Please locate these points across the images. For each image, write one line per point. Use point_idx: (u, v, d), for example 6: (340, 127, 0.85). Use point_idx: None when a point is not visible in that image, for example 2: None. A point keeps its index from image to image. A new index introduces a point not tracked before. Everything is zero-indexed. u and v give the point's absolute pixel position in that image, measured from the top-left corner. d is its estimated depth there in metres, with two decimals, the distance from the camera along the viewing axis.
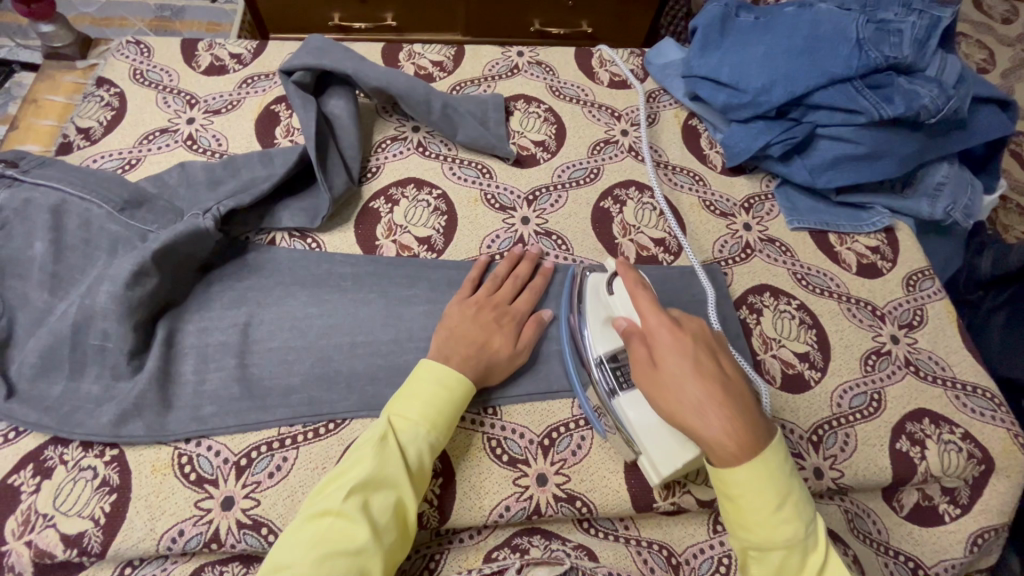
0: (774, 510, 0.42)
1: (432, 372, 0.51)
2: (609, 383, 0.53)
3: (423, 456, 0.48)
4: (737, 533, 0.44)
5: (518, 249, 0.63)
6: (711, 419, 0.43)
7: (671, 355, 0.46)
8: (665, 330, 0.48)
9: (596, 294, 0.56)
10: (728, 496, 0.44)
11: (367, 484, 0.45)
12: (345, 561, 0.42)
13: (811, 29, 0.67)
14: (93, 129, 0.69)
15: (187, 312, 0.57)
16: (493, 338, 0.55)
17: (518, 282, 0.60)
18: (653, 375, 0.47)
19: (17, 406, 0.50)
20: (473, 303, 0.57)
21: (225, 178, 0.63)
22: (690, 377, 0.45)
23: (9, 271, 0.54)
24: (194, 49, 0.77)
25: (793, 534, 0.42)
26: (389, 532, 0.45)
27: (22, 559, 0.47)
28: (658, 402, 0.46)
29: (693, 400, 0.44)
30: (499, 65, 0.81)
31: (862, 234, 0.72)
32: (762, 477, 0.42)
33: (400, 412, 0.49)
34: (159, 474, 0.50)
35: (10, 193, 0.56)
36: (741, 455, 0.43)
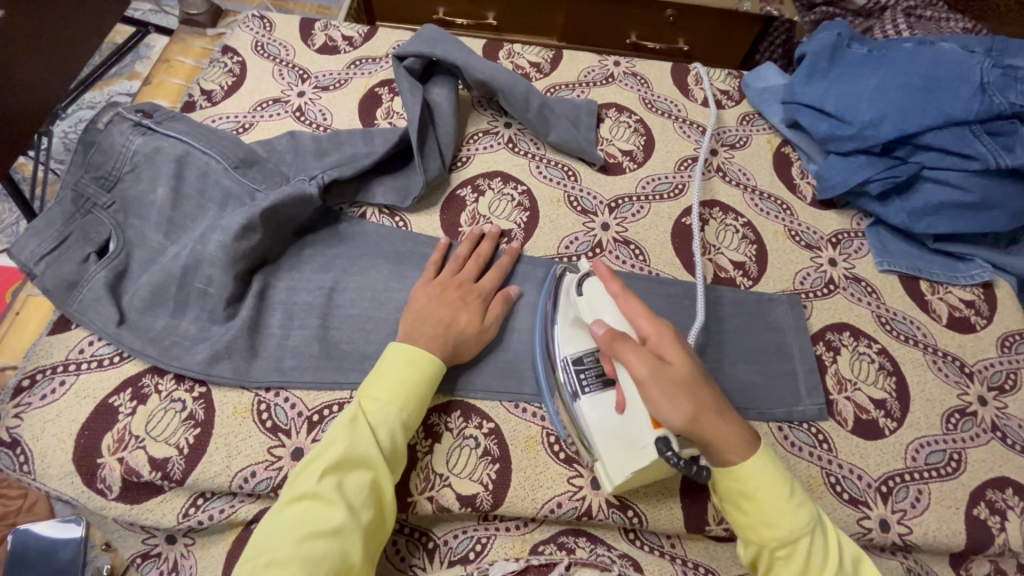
0: (788, 495, 0.43)
1: (398, 355, 0.51)
2: (573, 386, 0.52)
3: (395, 435, 0.49)
4: (756, 535, 0.44)
5: (474, 231, 0.64)
6: (674, 400, 0.43)
7: (675, 351, 0.46)
8: (663, 331, 0.47)
9: (568, 297, 0.55)
10: (741, 492, 0.44)
11: (340, 465, 0.46)
12: (324, 542, 0.43)
13: (930, 67, 0.64)
14: (215, 92, 0.74)
15: (280, 270, 0.60)
16: (459, 315, 0.55)
17: (480, 261, 0.61)
18: (664, 372, 0.44)
19: (126, 333, 0.55)
20: (437, 284, 0.58)
21: (330, 149, 0.66)
22: (695, 372, 0.45)
23: (132, 211, 0.59)
24: (311, 28, 0.82)
25: (809, 515, 0.43)
26: (367, 510, 0.45)
27: (113, 473, 0.50)
28: (675, 405, 0.43)
29: (703, 397, 0.44)
30: (595, 72, 0.81)
31: (957, 286, 0.68)
32: (767, 462, 0.44)
33: (371, 393, 0.50)
34: (239, 416, 0.53)
35: (144, 140, 0.61)
36: (746, 446, 0.44)
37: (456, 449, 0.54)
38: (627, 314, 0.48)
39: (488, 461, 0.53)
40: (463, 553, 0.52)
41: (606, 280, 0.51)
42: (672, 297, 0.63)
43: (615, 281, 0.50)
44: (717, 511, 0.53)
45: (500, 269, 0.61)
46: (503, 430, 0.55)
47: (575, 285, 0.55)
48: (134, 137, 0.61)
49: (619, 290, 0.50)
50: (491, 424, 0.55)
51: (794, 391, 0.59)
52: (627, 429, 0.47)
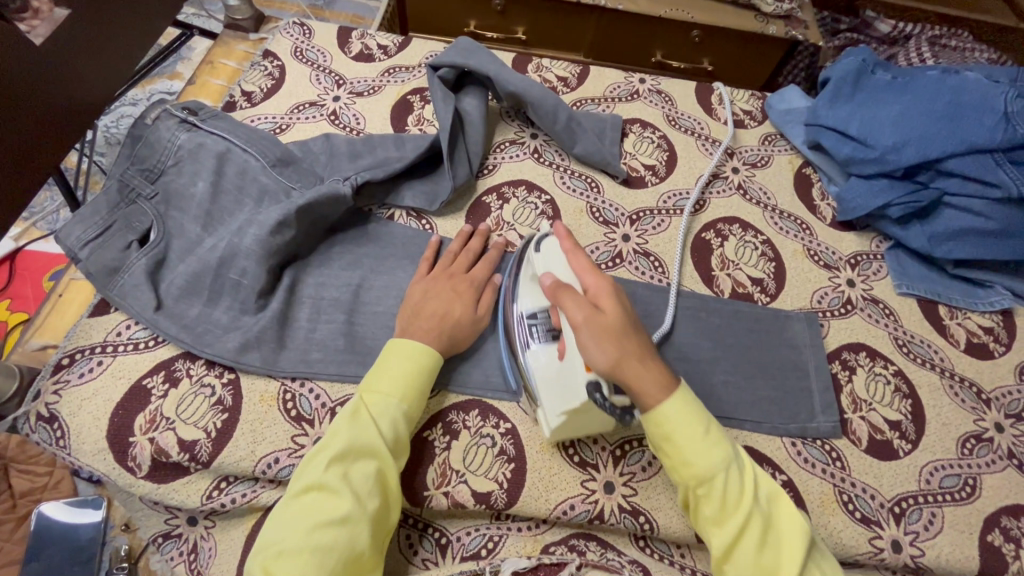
0: (703, 434, 0.46)
1: (397, 350, 0.53)
2: (524, 337, 0.55)
3: (397, 426, 0.50)
4: (680, 474, 0.46)
5: (464, 228, 0.65)
6: (601, 345, 0.46)
7: (611, 304, 0.48)
8: (602, 283, 0.50)
9: (528, 257, 0.57)
10: (660, 431, 0.46)
11: (343, 456, 0.47)
12: (333, 530, 0.44)
13: (955, 95, 0.65)
14: (255, 94, 0.77)
15: (310, 266, 0.63)
16: (453, 306, 0.57)
17: (470, 253, 0.63)
18: (596, 317, 0.47)
19: (163, 318, 0.57)
20: (430, 277, 0.60)
21: (363, 152, 0.69)
22: (625, 322, 0.48)
23: (173, 203, 0.62)
24: (348, 36, 0.85)
25: (724, 455, 0.46)
26: (373, 498, 0.47)
27: (143, 452, 0.52)
28: (601, 347, 0.46)
29: (629, 344, 0.47)
30: (621, 88, 0.84)
31: (976, 312, 0.69)
32: (688, 403, 0.47)
33: (371, 387, 0.52)
34: (266, 404, 0.55)
35: (188, 137, 0.64)
36: (664, 387, 0.46)
37: (473, 447, 0.55)
38: (575, 269, 0.51)
39: (504, 460, 0.54)
40: (475, 550, 0.53)
41: (562, 238, 0.54)
42: (690, 310, 0.64)
43: (569, 240, 0.54)
44: None
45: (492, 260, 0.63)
46: (520, 431, 0.56)
47: (535, 244, 0.57)
48: (179, 133, 0.64)
49: (570, 247, 0.53)
50: (508, 425, 0.56)
51: (808, 408, 0.60)
52: (565, 374, 0.49)
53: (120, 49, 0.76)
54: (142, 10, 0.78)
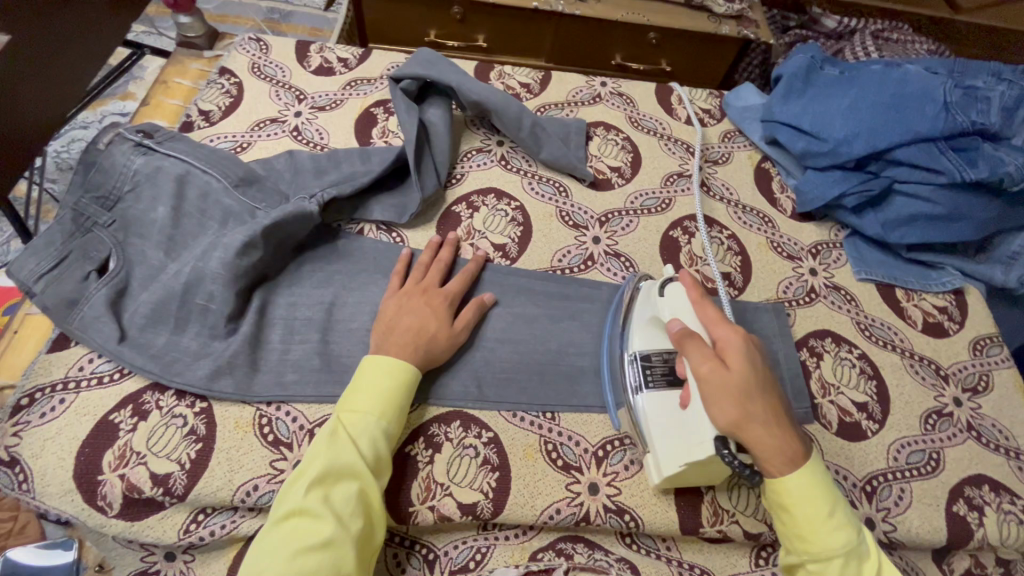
0: (826, 515, 0.46)
1: (372, 366, 0.53)
2: (637, 379, 0.55)
3: (378, 444, 0.50)
4: (794, 547, 0.48)
5: (448, 237, 0.66)
6: (724, 407, 0.47)
7: (739, 360, 0.49)
8: (733, 338, 0.50)
9: (649, 299, 0.58)
10: (784, 507, 0.48)
11: (323, 479, 0.46)
12: (316, 555, 0.43)
13: (898, 88, 0.69)
14: (213, 113, 0.75)
15: (280, 286, 0.61)
16: (427, 323, 0.56)
17: (442, 267, 0.63)
18: (721, 374, 0.48)
19: (126, 349, 0.55)
20: (404, 291, 0.59)
21: (328, 168, 0.68)
22: (752, 382, 0.48)
23: (133, 229, 0.60)
24: (307, 50, 0.84)
25: (847, 540, 0.46)
26: (357, 519, 0.46)
27: (114, 490, 0.50)
28: (723, 408, 0.47)
29: (753, 405, 0.47)
30: (583, 92, 0.85)
31: (931, 293, 0.72)
32: (813, 480, 0.47)
33: (349, 407, 0.51)
34: (241, 430, 0.54)
35: (145, 160, 0.62)
36: (791, 459, 0.47)
37: (455, 459, 0.55)
38: (704, 320, 0.52)
39: (488, 469, 0.54)
40: (463, 563, 0.53)
41: (690, 287, 0.55)
42: None
43: (697, 289, 0.54)
44: (710, 514, 0.55)
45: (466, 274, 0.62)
46: (502, 439, 0.56)
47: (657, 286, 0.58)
48: (134, 157, 0.62)
49: (698, 297, 0.53)
50: (490, 434, 0.56)
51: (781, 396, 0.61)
52: (687, 424, 0.50)
53: (60, 69, 0.74)
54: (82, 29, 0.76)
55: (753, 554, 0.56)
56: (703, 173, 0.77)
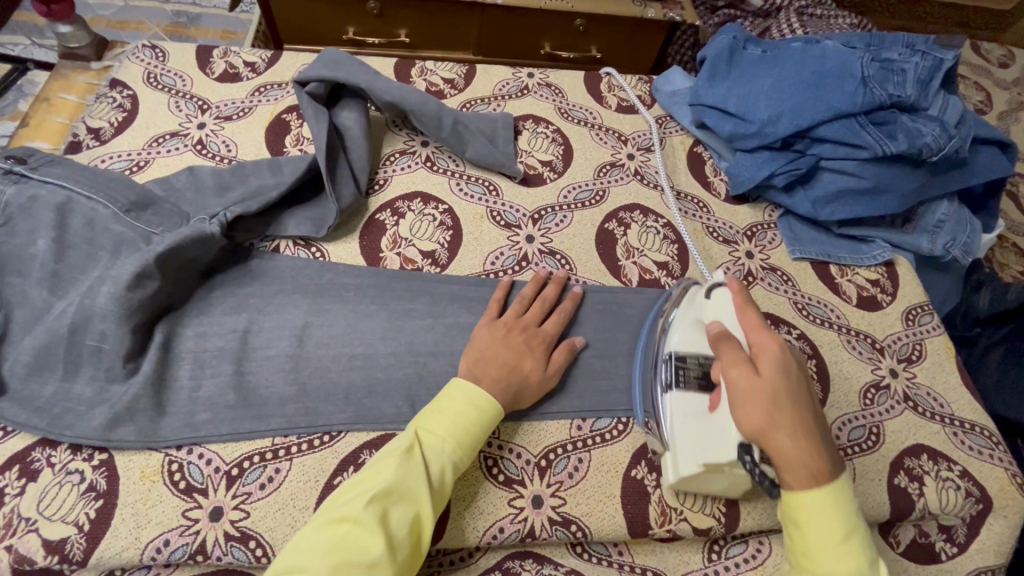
0: (840, 539, 0.42)
1: (460, 392, 0.51)
2: (666, 377, 0.52)
3: (446, 473, 0.48)
4: (798, 562, 0.44)
5: (541, 273, 0.63)
6: (749, 409, 0.44)
7: (773, 368, 0.46)
8: (770, 344, 0.47)
9: (692, 301, 0.57)
10: (794, 519, 0.44)
11: (386, 494, 0.45)
12: (357, 573, 0.41)
13: (817, 64, 0.69)
14: (104, 130, 0.69)
15: (186, 317, 0.56)
16: (523, 360, 0.54)
17: (546, 304, 0.60)
18: (749, 379, 0.45)
19: (7, 404, 0.49)
20: (501, 325, 0.57)
21: (233, 184, 0.63)
22: (787, 393, 0.45)
23: (9, 267, 0.54)
24: (209, 56, 0.78)
25: (859, 565, 0.42)
26: (403, 548, 0.44)
27: (1, 564, 0.45)
28: (749, 411, 0.44)
29: (784, 416, 0.44)
30: (510, 85, 0.82)
31: (863, 266, 0.73)
32: (833, 499, 0.43)
33: (429, 425, 0.49)
34: (148, 481, 0.49)
35: (17, 189, 0.55)
36: (817, 475, 0.43)
37: None
38: (743, 325, 0.49)
39: None
40: None
41: (734, 291, 0.52)
42: (599, 303, 0.64)
43: (742, 293, 0.51)
44: (659, 514, 0.53)
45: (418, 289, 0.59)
46: None
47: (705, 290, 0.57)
48: (4, 186, 0.55)
49: (741, 301, 0.51)
50: None
51: None
52: (715, 428, 0.48)
53: None
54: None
55: (705, 549, 0.55)
56: (642, 162, 0.76)
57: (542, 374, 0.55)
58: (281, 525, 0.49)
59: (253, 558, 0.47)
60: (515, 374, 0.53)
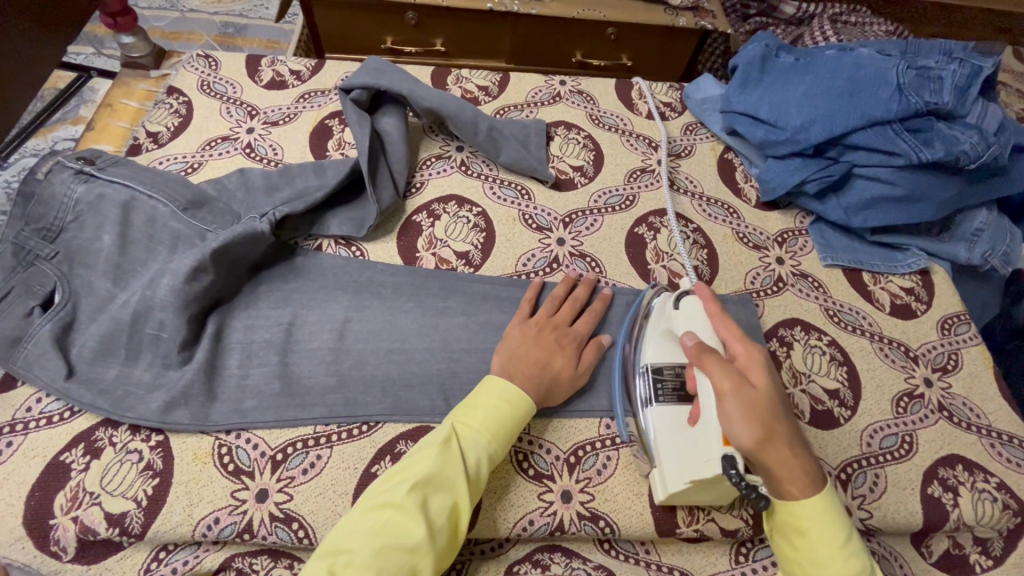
0: (844, 543, 0.43)
1: (495, 388, 0.52)
2: (646, 393, 0.55)
3: (482, 465, 0.49)
4: (803, 570, 0.45)
5: (571, 275, 0.65)
6: (746, 426, 0.45)
7: (761, 377, 0.48)
8: (752, 354, 0.49)
9: (663, 309, 0.58)
10: (796, 531, 0.45)
11: (427, 483, 0.46)
12: (399, 556, 0.43)
13: (851, 72, 0.69)
14: (161, 134, 0.73)
15: (236, 309, 0.60)
16: (554, 358, 0.56)
17: (577, 304, 0.62)
18: (746, 391, 0.46)
19: (75, 386, 0.53)
20: (534, 324, 0.58)
21: (281, 185, 0.67)
22: (775, 401, 0.47)
23: (77, 260, 0.58)
24: (257, 64, 0.82)
25: (860, 568, 0.43)
26: (443, 534, 0.46)
27: (67, 534, 0.49)
28: (746, 424, 0.45)
29: (777, 426, 0.45)
30: (542, 92, 0.84)
31: (896, 275, 0.72)
32: (829, 508, 0.44)
33: (465, 418, 0.51)
34: (200, 462, 0.52)
35: (86, 187, 0.60)
36: (811, 483, 0.45)
37: None
38: (721, 335, 0.51)
39: None
40: None
41: (706, 300, 0.54)
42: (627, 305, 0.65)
43: (715, 303, 0.53)
44: (686, 513, 0.54)
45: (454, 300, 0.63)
46: None
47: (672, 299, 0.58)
48: (75, 185, 0.60)
49: (716, 311, 0.53)
50: None
51: None
52: (697, 439, 0.49)
53: None
54: (16, 54, 0.75)
55: (732, 552, 0.55)
56: (672, 168, 0.77)
57: (572, 372, 0.56)
58: (321, 508, 0.51)
59: (296, 539, 0.50)
60: (545, 372, 0.55)
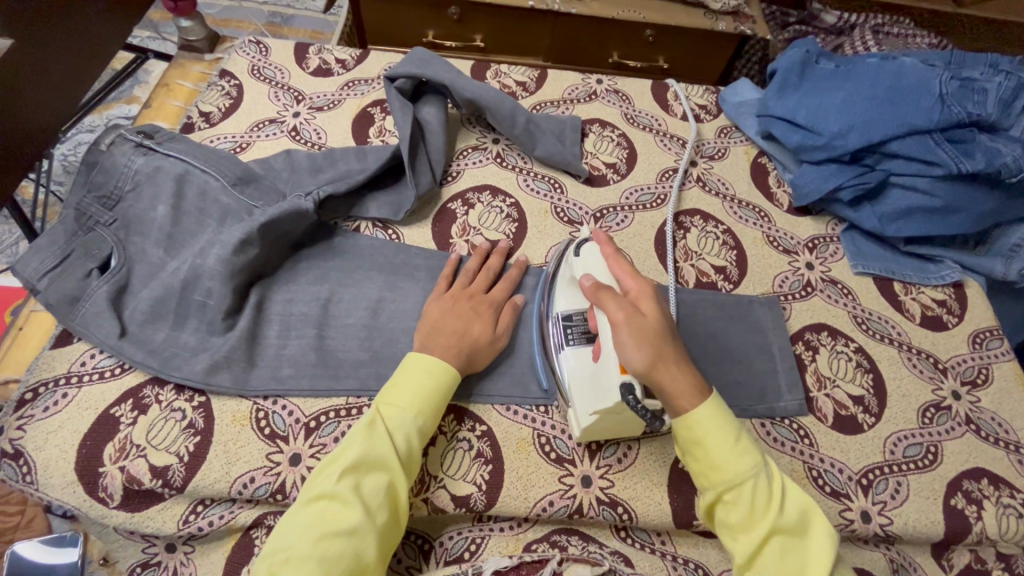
0: (733, 441, 0.47)
1: (417, 364, 0.53)
2: (559, 338, 0.56)
3: (412, 440, 0.50)
4: (708, 480, 0.47)
5: (484, 245, 0.66)
6: (637, 353, 0.47)
7: (651, 306, 0.50)
8: (643, 286, 0.52)
9: (566, 260, 0.59)
10: (692, 440, 0.48)
11: (358, 467, 0.47)
12: (340, 542, 0.44)
13: (893, 80, 0.68)
14: (213, 114, 0.77)
15: (277, 283, 0.62)
16: (472, 325, 0.57)
17: (491, 273, 0.63)
18: (636, 319, 0.49)
19: (127, 345, 0.56)
20: (450, 296, 0.60)
21: (325, 166, 0.69)
22: (664, 327, 0.50)
23: (133, 228, 0.61)
24: (305, 52, 0.85)
25: (754, 462, 0.47)
26: (383, 512, 0.47)
27: (114, 482, 0.52)
28: (638, 347, 0.47)
29: (666, 348, 0.48)
30: (579, 89, 0.85)
31: (929, 286, 0.71)
32: (717, 410, 0.48)
33: (388, 399, 0.52)
34: (238, 424, 0.55)
35: (145, 160, 0.63)
36: (697, 394, 0.48)
37: (450, 451, 0.55)
38: (615, 273, 0.53)
39: (481, 462, 0.55)
40: (458, 554, 0.53)
41: (602, 243, 0.56)
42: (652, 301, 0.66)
43: (611, 245, 0.55)
44: None
45: (508, 279, 0.63)
46: (496, 433, 0.57)
47: (573, 248, 0.59)
48: (135, 157, 0.63)
49: (611, 252, 0.55)
50: (484, 427, 0.57)
51: (775, 388, 0.62)
52: (599, 374, 0.51)
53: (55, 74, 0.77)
54: (100, 39, 0.80)
55: None
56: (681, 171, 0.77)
57: (491, 335, 0.58)
58: None
59: None
60: (465, 339, 0.56)
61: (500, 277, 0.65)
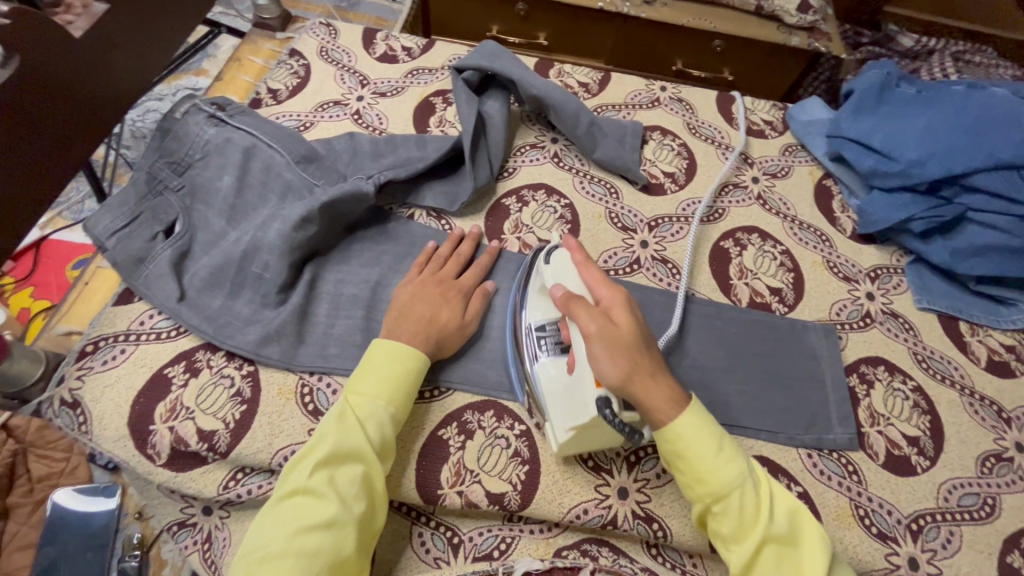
0: (717, 451, 0.46)
1: (386, 352, 0.52)
2: (531, 348, 0.54)
3: (385, 428, 0.50)
4: (696, 493, 0.46)
5: (455, 232, 0.65)
6: (612, 368, 0.45)
7: (624, 316, 0.48)
8: (615, 294, 0.49)
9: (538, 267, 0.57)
10: (675, 452, 0.46)
11: (330, 459, 0.46)
12: (318, 535, 0.43)
13: (980, 110, 0.65)
14: (280, 92, 0.78)
15: (330, 263, 0.63)
16: (440, 311, 0.57)
17: (460, 259, 0.63)
18: (609, 331, 0.46)
19: (185, 309, 0.58)
20: (419, 282, 0.59)
21: (386, 152, 0.70)
22: (639, 338, 0.47)
23: (199, 196, 0.63)
24: (373, 38, 0.86)
25: (740, 470, 0.46)
26: (360, 501, 0.46)
27: (162, 441, 0.53)
28: (613, 361, 0.45)
29: (642, 360, 0.46)
30: (642, 95, 0.84)
31: (997, 330, 0.68)
32: (700, 419, 0.46)
33: (356, 389, 0.51)
34: (283, 397, 0.55)
35: (216, 131, 0.65)
36: (678, 405, 0.46)
37: (487, 447, 0.55)
38: (587, 281, 0.51)
39: (518, 462, 0.54)
40: (487, 551, 0.53)
41: (573, 250, 0.54)
42: (702, 316, 0.64)
43: (581, 252, 0.53)
44: None
45: (479, 266, 0.63)
46: (534, 433, 0.56)
47: (544, 255, 0.57)
48: (207, 127, 0.65)
49: (582, 259, 0.52)
50: (522, 427, 0.56)
51: (825, 419, 0.59)
52: (574, 388, 0.48)
53: None
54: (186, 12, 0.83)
55: None
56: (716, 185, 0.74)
57: (459, 321, 0.57)
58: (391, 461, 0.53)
59: None
60: (432, 325, 0.55)
61: (471, 263, 0.64)
